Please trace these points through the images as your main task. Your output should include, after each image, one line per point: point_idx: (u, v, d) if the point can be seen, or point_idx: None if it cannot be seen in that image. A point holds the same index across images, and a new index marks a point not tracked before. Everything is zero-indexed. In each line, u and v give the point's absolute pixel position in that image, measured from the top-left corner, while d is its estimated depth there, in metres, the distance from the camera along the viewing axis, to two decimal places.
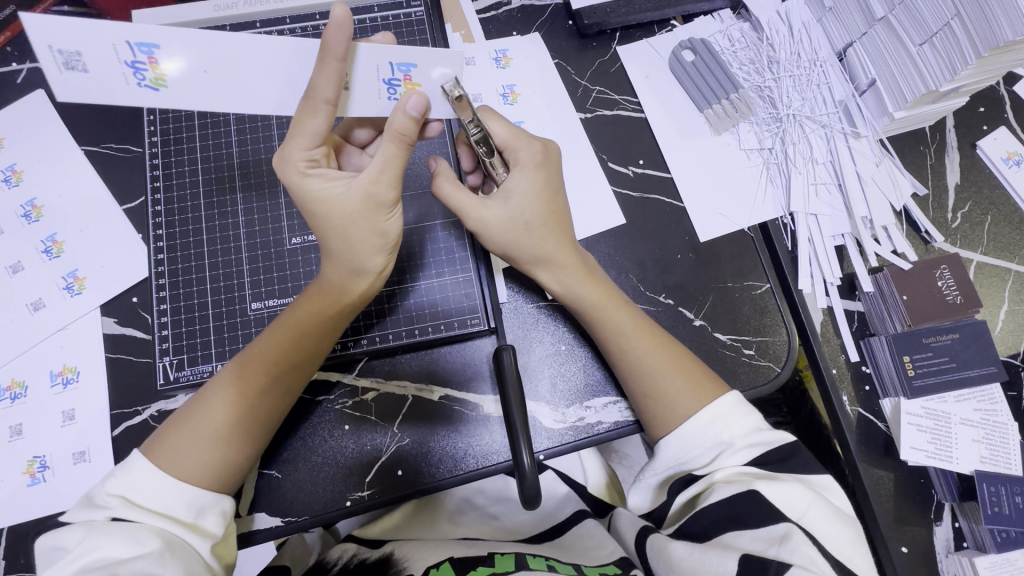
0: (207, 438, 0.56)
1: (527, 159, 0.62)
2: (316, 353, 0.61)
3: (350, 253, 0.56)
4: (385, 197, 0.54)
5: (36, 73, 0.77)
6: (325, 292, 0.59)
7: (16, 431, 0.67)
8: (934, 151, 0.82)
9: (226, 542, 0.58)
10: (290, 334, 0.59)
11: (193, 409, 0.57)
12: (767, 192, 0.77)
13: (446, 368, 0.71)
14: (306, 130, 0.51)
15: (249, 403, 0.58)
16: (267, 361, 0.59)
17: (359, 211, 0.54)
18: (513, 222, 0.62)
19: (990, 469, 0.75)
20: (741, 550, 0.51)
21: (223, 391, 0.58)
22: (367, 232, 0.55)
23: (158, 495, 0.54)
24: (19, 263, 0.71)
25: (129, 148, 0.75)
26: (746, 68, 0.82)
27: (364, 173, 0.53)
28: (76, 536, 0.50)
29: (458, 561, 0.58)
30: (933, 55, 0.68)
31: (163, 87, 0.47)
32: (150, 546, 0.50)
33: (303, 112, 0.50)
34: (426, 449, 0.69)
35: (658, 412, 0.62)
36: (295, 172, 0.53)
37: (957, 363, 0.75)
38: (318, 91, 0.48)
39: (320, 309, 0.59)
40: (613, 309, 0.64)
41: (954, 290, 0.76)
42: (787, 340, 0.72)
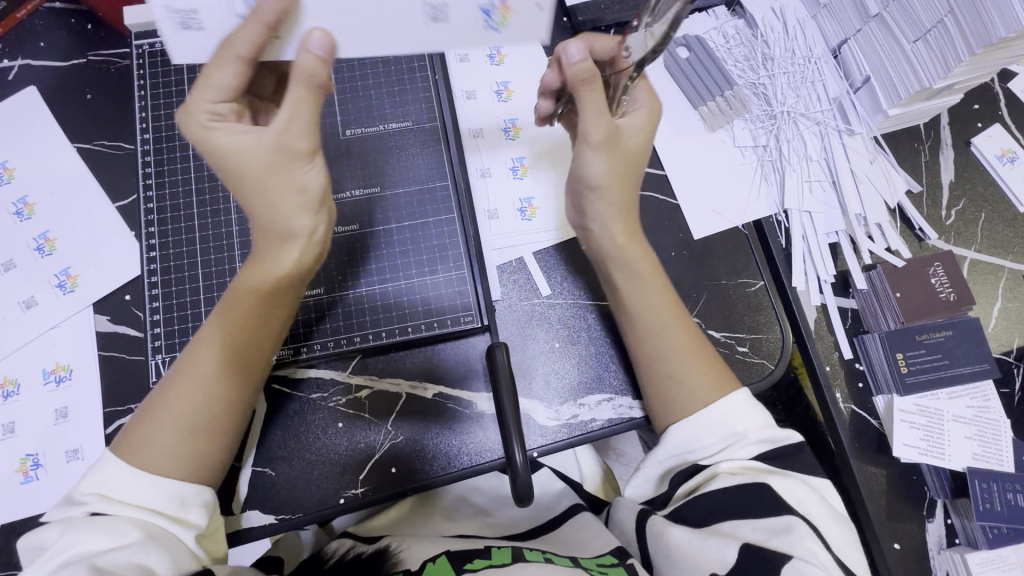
0: (167, 426, 0.56)
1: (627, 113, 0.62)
2: (262, 326, 0.60)
3: (274, 211, 0.55)
4: (297, 148, 0.53)
5: (27, 70, 0.76)
6: (266, 263, 0.58)
7: (8, 429, 0.67)
8: (928, 149, 0.82)
9: (215, 536, 0.58)
10: (236, 310, 0.59)
11: (155, 402, 0.57)
12: (762, 189, 0.77)
13: (440, 366, 0.71)
14: (212, 86, 0.52)
15: (202, 382, 0.57)
16: (215, 339, 0.58)
17: (249, 165, 0.54)
18: (616, 149, 0.61)
19: (982, 466, 0.75)
20: (742, 539, 0.51)
21: (183, 381, 0.57)
22: (286, 188, 0.54)
23: (134, 489, 0.53)
24: (10, 261, 0.71)
25: (121, 145, 0.75)
26: (741, 65, 0.81)
27: (273, 125, 0.53)
28: (53, 534, 0.50)
29: (455, 553, 0.59)
30: (927, 52, 0.68)
31: (273, 41, 0.51)
32: (131, 537, 0.50)
33: (212, 64, 0.51)
34: (419, 446, 0.69)
35: (663, 406, 0.63)
36: (194, 126, 0.54)
37: (950, 360, 0.76)
38: (233, 45, 0.49)
39: (263, 282, 0.58)
40: (651, 281, 0.65)
41: (947, 287, 0.76)
42: (781, 337, 0.73)
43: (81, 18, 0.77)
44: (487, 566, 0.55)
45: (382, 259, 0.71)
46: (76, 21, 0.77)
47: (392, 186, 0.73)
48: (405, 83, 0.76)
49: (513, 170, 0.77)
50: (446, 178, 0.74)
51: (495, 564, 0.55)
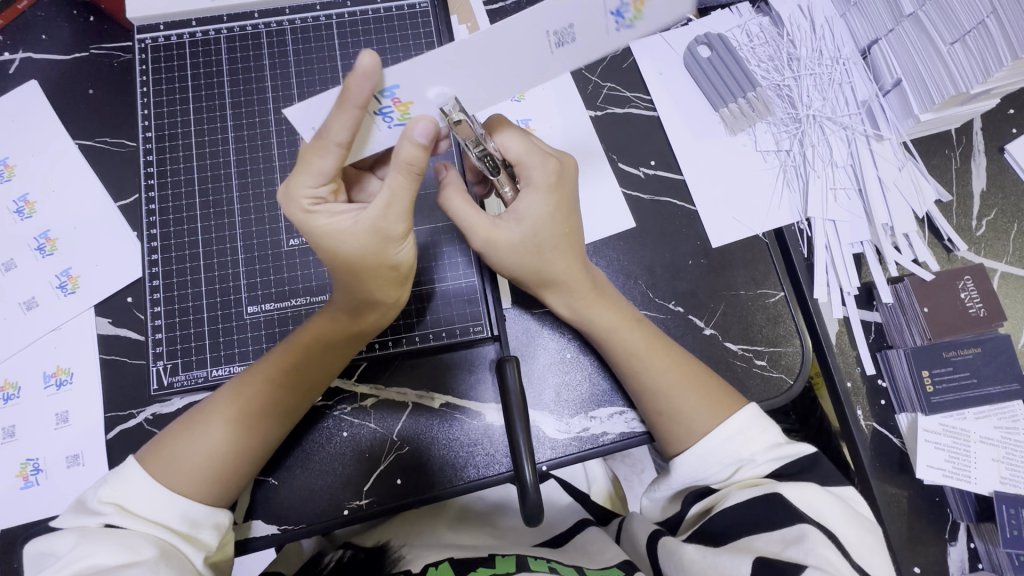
0: (206, 458, 0.55)
1: (540, 178, 0.60)
2: (321, 376, 0.60)
3: (366, 287, 0.56)
4: (393, 231, 0.52)
5: (28, 63, 0.74)
6: (345, 327, 0.59)
7: (9, 433, 0.66)
8: (960, 155, 0.78)
9: (223, 551, 0.57)
10: (291, 356, 0.58)
11: (191, 429, 0.56)
12: (784, 196, 0.74)
13: (447, 376, 0.69)
14: (315, 177, 0.49)
15: (252, 424, 0.57)
16: (269, 385, 0.57)
17: (348, 250, 0.52)
18: (523, 246, 0.61)
19: (1010, 491, 0.72)
20: (755, 552, 0.49)
21: (219, 410, 0.56)
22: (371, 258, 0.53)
23: (154, 504, 0.53)
24: (11, 261, 0.70)
25: (123, 142, 0.73)
26: (766, 65, 0.78)
27: (372, 207, 0.51)
28: (67, 543, 0.48)
29: (458, 561, 0.58)
30: (965, 54, 0.65)
31: (408, 119, 0.48)
32: (145, 555, 0.48)
33: (311, 151, 0.47)
34: (425, 458, 0.67)
35: (673, 426, 0.60)
36: (299, 211, 0.52)
37: (978, 379, 0.73)
38: (330, 135, 0.45)
39: (339, 341, 0.59)
40: (622, 330, 0.63)
41: (977, 303, 0.73)
42: (800, 351, 0.70)
43: (83, 10, 0.75)
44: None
45: None
46: (78, 12, 0.75)
47: None
48: None
49: None
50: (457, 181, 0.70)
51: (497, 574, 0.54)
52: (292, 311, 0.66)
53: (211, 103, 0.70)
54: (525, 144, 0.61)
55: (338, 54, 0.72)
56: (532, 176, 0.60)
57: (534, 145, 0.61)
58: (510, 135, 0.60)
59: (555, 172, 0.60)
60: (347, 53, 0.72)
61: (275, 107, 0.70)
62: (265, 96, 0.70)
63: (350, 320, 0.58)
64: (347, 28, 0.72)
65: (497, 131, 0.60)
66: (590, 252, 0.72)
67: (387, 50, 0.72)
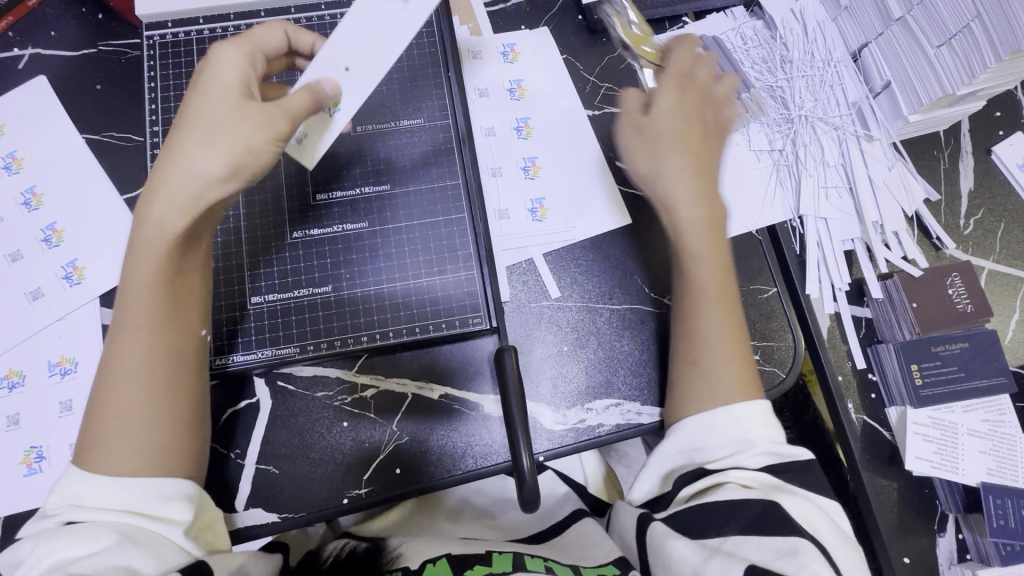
0: (119, 409, 0.54)
1: (678, 84, 0.67)
2: (151, 290, 0.55)
3: (211, 171, 0.54)
4: (263, 122, 0.54)
5: (38, 58, 0.76)
6: (157, 225, 0.55)
7: (13, 421, 0.66)
8: (948, 156, 0.81)
9: (211, 532, 0.57)
10: (144, 268, 0.55)
11: (98, 391, 0.55)
12: (777, 193, 0.76)
13: (445, 368, 0.70)
14: (202, 90, 0.56)
15: (139, 359, 0.55)
16: (136, 308, 0.55)
17: (207, 140, 0.53)
18: (656, 134, 0.65)
19: (996, 482, 0.74)
20: (746, 560, 0.48)
21: (110, 355, 0.55)
22: (249, 134, 0.53)
23: (107, 494, 0.51)
24: (18, 252, 0.71)
25: (131, 137, 0.74)
26: (759, 67, 0.80)
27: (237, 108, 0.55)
28: (26, 547, 0.48)
29: (455, 558, 0.58)
30: (951, 57, 0.67)
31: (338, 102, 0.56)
32: (106, 542, 0.48)
33: (205, 80, 0.56)
34: (424, 447, 0.68)
35: (697, 390, 0.62)
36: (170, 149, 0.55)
37: (966, 373, 0.75)
38: (217, 63, 0.57)
39: (153, 242, 0.55)
40: (701, 267, 0.64)
41: (965, 298, 0.75)
42: (793, 345, 0.71)
43: (92, 7, 0.77)
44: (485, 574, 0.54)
45: (389, 257, 0.69)
46: (88, 10, 0.77)
47: (401, 184, 0.70)
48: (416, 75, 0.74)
49: (524, 170, 0.76)
50: (458, 177, 0.71)
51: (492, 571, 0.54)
52: (294, 301, 0.67)
53: None
54: (683, 56, 0.68)
55: None
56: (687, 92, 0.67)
57: (687, 56, 0.68)
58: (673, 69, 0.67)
59: (678, 77, 0.67)
60: None
61: None
62: None
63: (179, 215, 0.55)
64: None
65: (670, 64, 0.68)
66: (586, 248, 0.74)
67: None
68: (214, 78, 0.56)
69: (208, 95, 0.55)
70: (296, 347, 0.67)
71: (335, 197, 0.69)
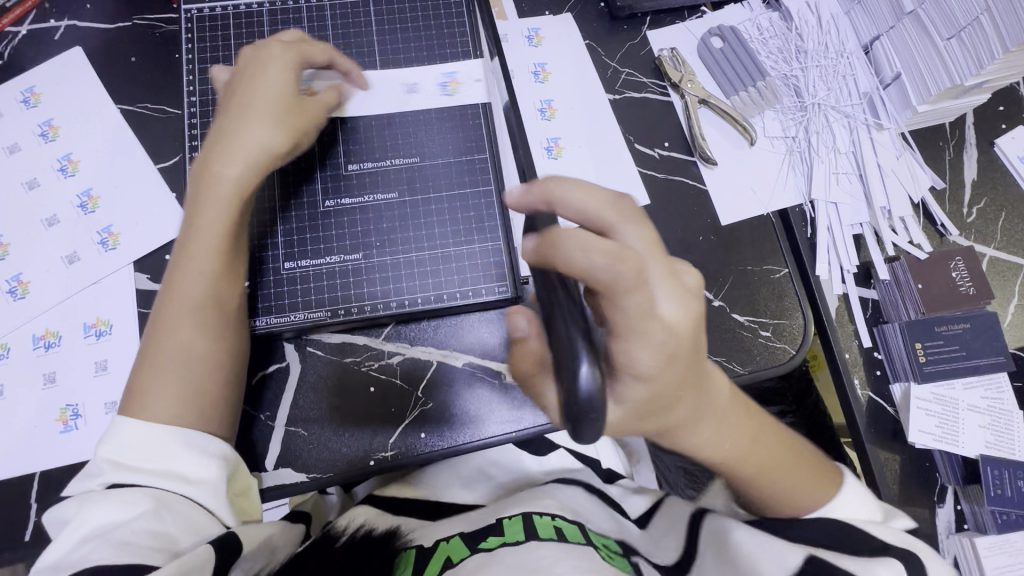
0: (175, 354, 0.60)
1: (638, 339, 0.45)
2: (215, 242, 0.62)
3: (267, 140, 0.63)
4: (299, 105, 0.66)
5: (74, 30, 0.77)
6: (214, 178, 0.62)
7: (50, 379, 0.68)
8: (954, 146, 0.84)
9: (244, 498, 0.60)
10: (206, 221, 0.61)
11: (150, 338, 0.61)
12: (789, 178, 0.79)
13: (470, 336, 0.73)
14: (252, 87, 0.64)
15: (192, 306, 0.61)
16: (198, 257, 0.61)
17: (266, 125, 0.63)
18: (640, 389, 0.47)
19: (994, 454, 0.78)
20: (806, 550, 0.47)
21: (167, 305, 0.61)
22: (304, 121, 0.66)
23: (149, 456, 0.54)
24: (54, 217, 0.73)
25: (165, 109, 0.76)
26: (775, 57, 0.83)
27: (271, 92, 0.64)
28: (72, 508, 0.50)
29: (468, 535, 0.62)
30: (961, 49, 0.70)
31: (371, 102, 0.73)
32: (145, 507, 0.50)
33: (251, 76, 0.64)
34: (447, 414, 0.70)
35: (778, 505, 0.55)
36: (226, 127, 0.63)
37: (967, 352, 0.78)
38: (258, 57, 0.66)
39: (214, 193, 0.61)
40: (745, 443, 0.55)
41: (967, 281, 0.79)
42: (802, 323, 0.75)
43: None
44: (501, 547, 0.57)
45: (418, 228, 0.71)
46: None
47: (429, 158, 0.73)
48: (444, 54, 0.76)
49: (548, 150, 0.78)
50: (485, 153, 0.73)
51: (508, 544, 0.57)
52: (325, 268, 0.69)
53: None
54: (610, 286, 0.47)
55: (374, 31, 0.76)
56: (654, 280, 0.45)
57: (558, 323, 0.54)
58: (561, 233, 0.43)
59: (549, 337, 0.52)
60: (382, 30, 0.76)
61: None
62: None
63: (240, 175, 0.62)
64: (384, 8, 0.77)
65: (558, 200, 0.47)
66: None
67: (421, 27, 0.76)
68: (256, 74, 0.64)
69: (260, 87, 0.64)
70: (326, 311, 0.68)
71: (367, 168, 0.72)
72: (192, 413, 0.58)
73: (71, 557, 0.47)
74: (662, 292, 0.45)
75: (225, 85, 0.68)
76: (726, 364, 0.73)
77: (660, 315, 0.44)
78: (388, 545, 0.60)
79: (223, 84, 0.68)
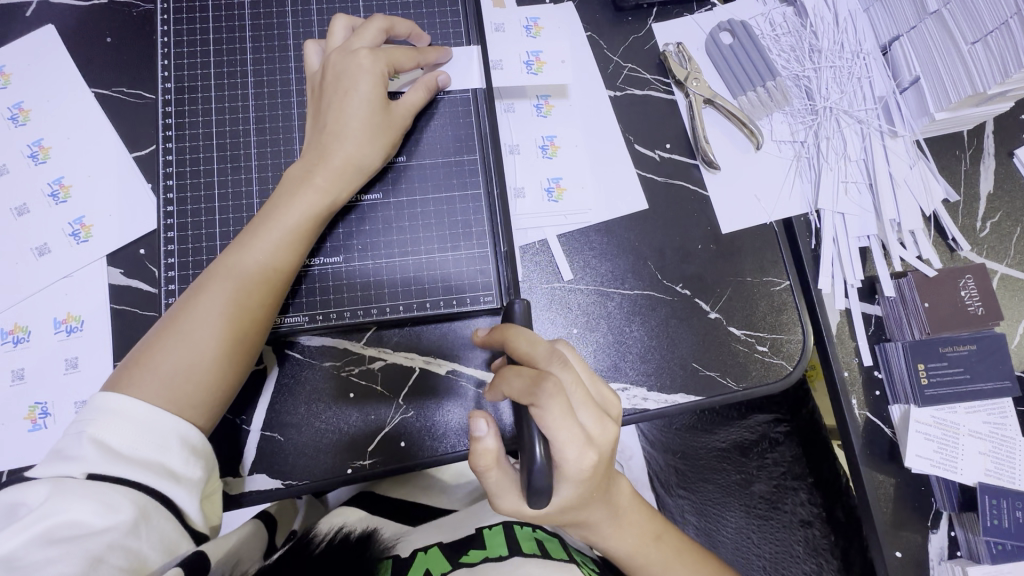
0: (202, 335, 0.57)
1: (574, 474, 0.52)
2: (284, 238, 0.60)
3: (363, 158, 0.63)
4: (399, 123, 0.65)
5: (47, 7, 0.73)
6: (310, 182, 0.62)
7: (19, 375, 0.66)
8: (970, 157, 0.80)
9: (211, 501, 0.57)
10: (289, 222, 0.60)
11: (183, 302, 0.59)
12: (796, 186, 0.75)
13: (454, 344, 0.70)
14: (345, 105, 0.63)
15: (236, 290, 0.58)
16: (263, 245, 0.59)
17: (369, 149, 0.63)
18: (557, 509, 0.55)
19: (993, 482, 0.75)
20: None
21: (211, 281, 0.59)
22: (392, 136, 0.65)
23: (138, 448, 0.51)
24: (24, 206, 0.70)
25: (141, 94, 0.73)
26: (786, 55, 0.79)
27: (371, 108, 0.63)
28: (40, 494, 0.47)
29: (449, 546, 0.63)
30: (985, 54, 0.65)
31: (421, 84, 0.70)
32: (122, 517, 0.48)
33: (348, 84, 0.63)
34: (429, 422, 0.68)
35: None
36: (326, 137, 0.63)
37: (971, 374, 0.75)
38: (359, 57, 0.63)
39: (305, 192, 0.61)
40: (644, 550, 0.65)
41: (976, 301, 0.76)
42: (802, 339, 0.72)
43: None
44: (483, 560, 0.59)
45: (404, 230, 0.68)
46: None
47: (416, 156, 0.69)
48: (437, 45, 0.72)
49: (542, 149, 0.75)
50: (475, 152, 0.70)
51: (490, 558, 0.59)
52: (307, 270, 0.66)
53: (234, 57, 0.69)
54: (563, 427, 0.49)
55: (363, 16, 0.72)
56: (576, 407, 0.53)
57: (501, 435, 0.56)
58: (510, 370, 0.51)
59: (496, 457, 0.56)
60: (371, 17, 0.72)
61: (296, 64, 0.70)
62: (286, 54, 0.70)
63: (328, 182, 0.62)
64: None
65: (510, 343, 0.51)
66: (601, 231, 0.73)
67: (412, 14, 0.72)
68: (352, 89, 0.63)
69: (360, 99, 0.62)
70: (306, 316, 0.66)
71: None
72: (195, 403, 0.56)
73: (33, 556, 0.44)
74: (584, 416, 0.53)
75: (317, 72, 0.66)
76: (720, 379, 0.70)
77: (585, 431, 0.52)
78: (369, 552, 0.59)
79: (312, 72, 0.67)
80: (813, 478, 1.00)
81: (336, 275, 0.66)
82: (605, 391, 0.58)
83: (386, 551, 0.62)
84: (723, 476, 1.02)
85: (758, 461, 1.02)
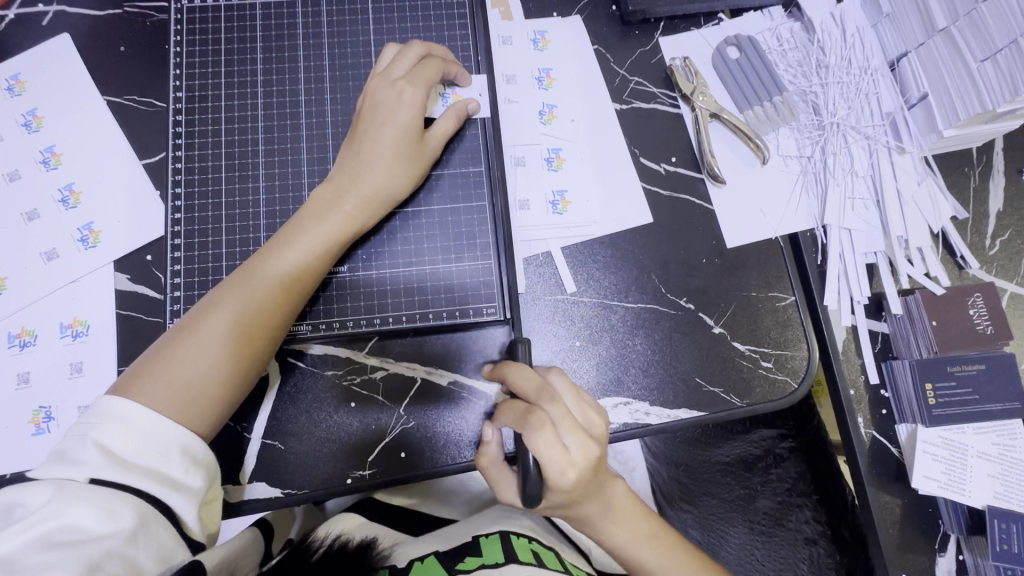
0: (215, 348, 0.57)
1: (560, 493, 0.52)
2: (305, 261, 0.61)
3: (390, 186, 0.64)
4: (427, 152, 0.66)
5: (62, 16, 0.75)
6: (334, 206, 0.62)
7: (24, 379, 0.67)
8: (979, 174, 0.79)
9: (209, 509, 0.57)
10: (311, 243, 0.61)
11: (200, 311, 0.59)
12: (802, 201, 0.75)
13: (455, 354, 0.70)
14: (380, 133, 0.64)
15: (253, 308, 0.59)
16: (283, 264, 0.60)
17: (397, 178, 0.64)
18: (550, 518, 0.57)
19: (1001, 507, 0.73)
20: None
21: (230, 293, 0.59)
22: (418, 166, 0.66)
23: (140, 453, 0.51)
24: (35, 211, 0.70)
25: (152, 102, 0.74)
26: (794, 71, 0.79)
27: (405, 139, 0.64)
28: (41, 497, 0.47)
29: (446, 554, 0.63)
30: (994, 72, 0.65)
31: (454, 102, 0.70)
32: (122, 524, 0.47)
33: (387, 113, 0.64)
34: (430, 433, 0.68)
35: None
36: (357, 164, 0.64)
37: (981, 396, 0.74)
38: (401, 88, 0.64)
39: (329, 217, 0.62)
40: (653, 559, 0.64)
41: (985, 320, 0.75)
42: (807, 356, 0.71)
43: None
44: (479, 567, 0.58)
45: (409, 241, 0.68)
46: None
47: None
48: None
49: (548, 162, 0.75)
50: (481, 164, 0.70)
51: (487, 566, 0.58)
52: None
53: (244, 68, 0.70)
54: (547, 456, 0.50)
55: (371, 28, 0.72)
56: (560, 432, 0.52)
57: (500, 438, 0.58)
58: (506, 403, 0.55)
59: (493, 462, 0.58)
60: (380, 29, 0.72)
61: (306, 76, 0.70)
62: (295, 64, 0.71)
63: (352, 207, 0.63)
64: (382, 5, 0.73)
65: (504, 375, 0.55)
66: (605, 243, 0.73)
67: (420, 27, 0.73)
68: (388, 120, 0.64)
69: (394, 129, 0.63)
70: (307, 324, 0.66)
71: None
72: (200, 415, 0.56)
73: (32, 560, 0.44)
74: (569, 441, 0.52)
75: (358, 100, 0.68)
76: (724, 396, 0.70)
77: (569, 457, 0.51)
78: (366, 556, 0.59)
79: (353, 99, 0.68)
80: (818, 494, 0.99)
81: (342, 286, 0.67)
82: (592, 410, 0.56)
83: (384, 558, 0.61)
84: (726, 491, 1.01)
85: (761, 476, 1.01)
